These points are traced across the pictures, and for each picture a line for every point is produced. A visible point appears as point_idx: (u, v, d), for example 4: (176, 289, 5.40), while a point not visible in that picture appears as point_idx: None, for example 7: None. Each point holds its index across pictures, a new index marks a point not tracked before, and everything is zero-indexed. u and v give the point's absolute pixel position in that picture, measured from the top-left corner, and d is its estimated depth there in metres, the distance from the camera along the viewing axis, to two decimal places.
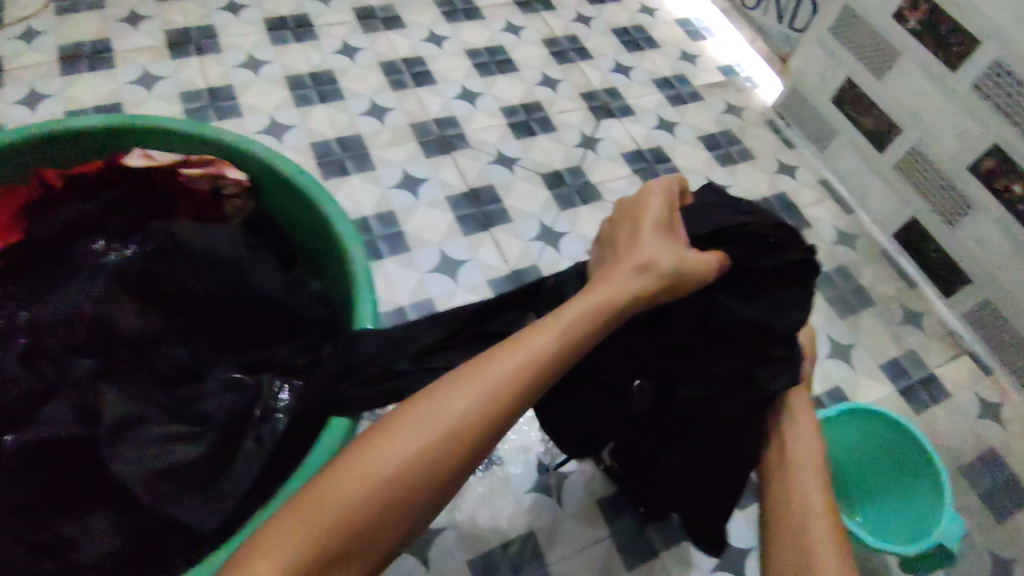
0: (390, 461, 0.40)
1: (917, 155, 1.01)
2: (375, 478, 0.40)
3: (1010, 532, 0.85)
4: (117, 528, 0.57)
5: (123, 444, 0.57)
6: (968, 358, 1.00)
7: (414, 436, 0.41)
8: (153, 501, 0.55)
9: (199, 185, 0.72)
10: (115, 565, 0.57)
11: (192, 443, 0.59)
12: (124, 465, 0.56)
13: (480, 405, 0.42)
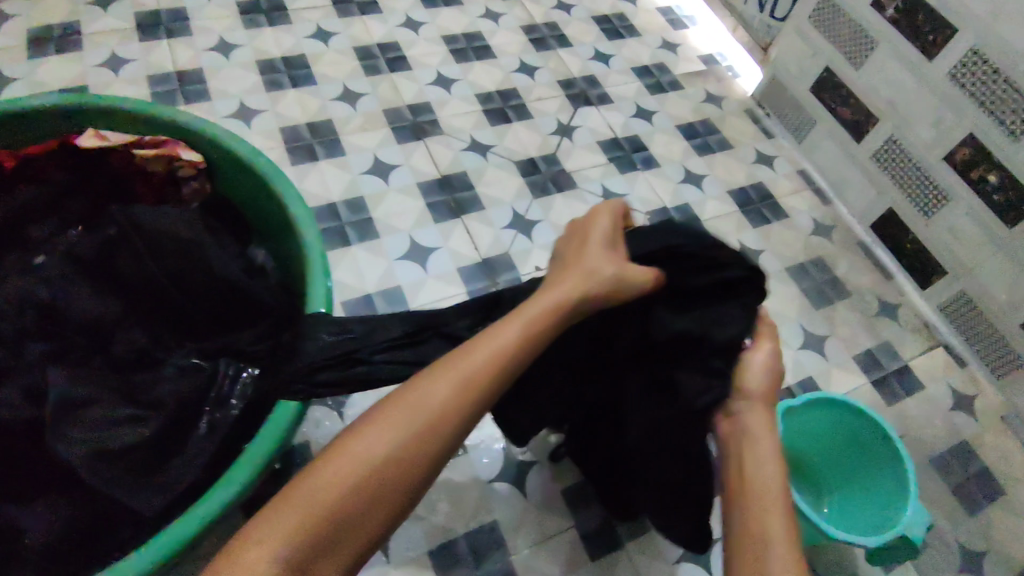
0: (370, 452, 0.41)
1: (894, 144, 1.00)
2: (353, 474, 0.40)
3: (979, 525, 0.85)
4: (62, 514, 0.53)
5: (69, 424, 0.54)
6: (942, 349, 0.99)
7: (392, 426, 0.42)
8: (99, 483, 0.52)
9: (155, 165, 0.70)
10: (55, 555, 0.52)
11: (143, 424, 0.57)
12: (72, 445, 0.53)
13: (452, 396, 0.43)
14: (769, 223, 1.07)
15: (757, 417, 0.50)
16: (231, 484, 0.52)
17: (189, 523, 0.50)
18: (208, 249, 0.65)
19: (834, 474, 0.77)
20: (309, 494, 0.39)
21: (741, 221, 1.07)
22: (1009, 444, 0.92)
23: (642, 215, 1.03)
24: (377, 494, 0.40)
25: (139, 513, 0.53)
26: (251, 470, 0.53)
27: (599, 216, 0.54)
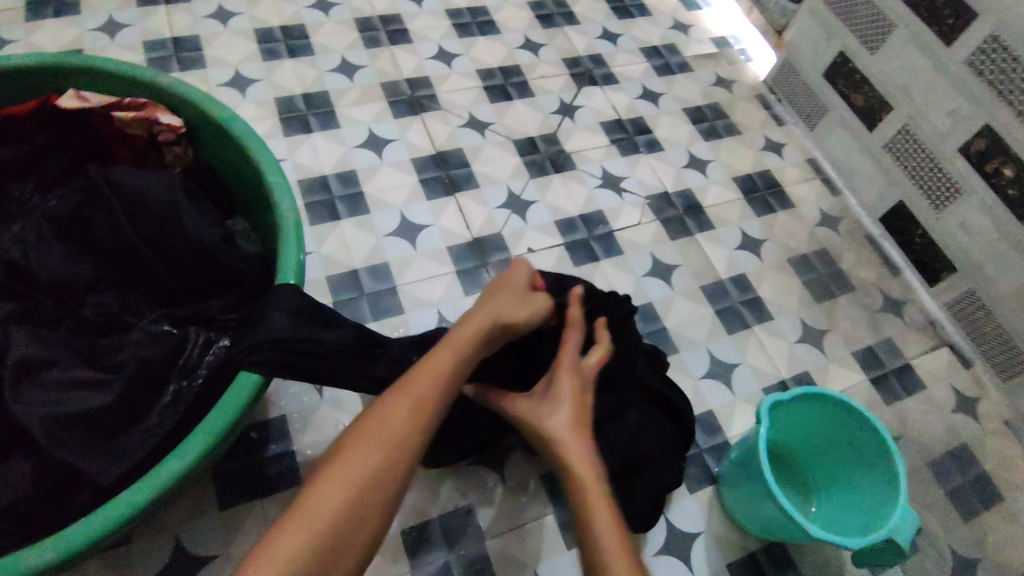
0: (360, 473, 0.44)
1: (908, 134, 0.96)
2: (358, 480, 0.43)
3: (975, 531, 0.82)
4: (18, 479, 0.52)
5: (28, 387, 0.54)
6: (947, 349, 0.96)
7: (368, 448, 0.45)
8: (54, 447, 0.52)
9: (134, 130, 0.69)
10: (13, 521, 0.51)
11: (103, 390, 0.56)
12: (28, 406, 0.52)
13: (410, 421, 0.47)
14: (774, 213, 1.04)
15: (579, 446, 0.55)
16: (187, 453, 0.51)
17: (141, 491, 0.49)
18: (182, 212, 0.63)
19: (824, 472, 0.75)
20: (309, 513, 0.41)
21: (745, 210, 1.03)
22: (1011, 449, 0.88)
23: (641, 199, 1.00)
24: (358, 513, 0.42)
25: (94, 480, 0.52)
26: (208, 439, 0.52)
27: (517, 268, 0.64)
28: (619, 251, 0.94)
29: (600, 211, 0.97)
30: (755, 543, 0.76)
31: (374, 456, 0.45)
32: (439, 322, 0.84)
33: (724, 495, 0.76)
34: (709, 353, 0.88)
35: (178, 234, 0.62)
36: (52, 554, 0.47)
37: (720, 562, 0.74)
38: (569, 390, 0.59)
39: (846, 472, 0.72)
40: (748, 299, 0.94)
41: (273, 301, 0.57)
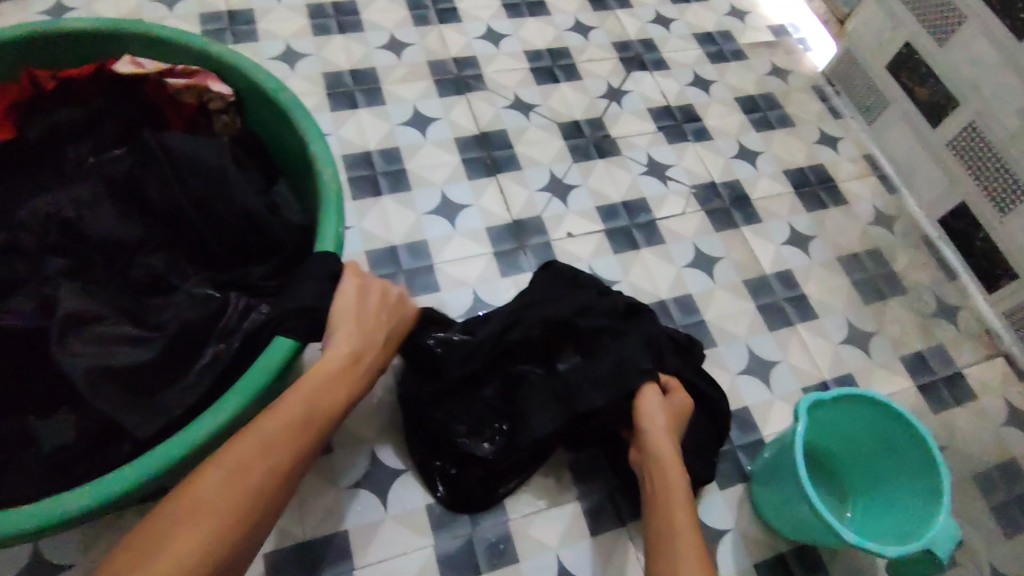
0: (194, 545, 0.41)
1: (974, 131, 0.91)
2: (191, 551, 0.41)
3: (1019, 549, 0.78)
4: (69, 427, 0.55)
5: (75, 340, 0.55)
6: (1001, 359, 0.91)
7: (213, 503, 0.43)
8: (95, 400, 0.53)
9: (185, 97, 0.70)
10: (63, 466, 0.55)
11: (144, 346, 0.57)
12: (73, 359, 0.54)
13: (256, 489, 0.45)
14: (825, 208, 1.00)
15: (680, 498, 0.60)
16: (220, 412, 0.52)
17: (175, 447, 0.50)
18: (230, 179, 0.64)
19: (859, 475, 0.73)
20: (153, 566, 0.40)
21: (794, 204, 1.00)
22: None
23: (686, 188, 0.98)
24: None
25: (131, 433, 0.54)
26: (241, 401, 0.53)
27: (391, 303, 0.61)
28: (661, 240, 0.92)
29: (643, 199, 0.96)
30: (785, 544, 0.74)
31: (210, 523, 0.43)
32: (474, 302, 0.84)
33: (755, 492, 0.74)
34: (748, 349, 0.86)
35: (229, 200, 0.64)
36: (89, 501, 0.48)
37: (746, 561, 0.73)
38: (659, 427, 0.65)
39: (885, 477, 0.70)
40: (792, 296, 0.91)
41: (326, 270, 0.58)
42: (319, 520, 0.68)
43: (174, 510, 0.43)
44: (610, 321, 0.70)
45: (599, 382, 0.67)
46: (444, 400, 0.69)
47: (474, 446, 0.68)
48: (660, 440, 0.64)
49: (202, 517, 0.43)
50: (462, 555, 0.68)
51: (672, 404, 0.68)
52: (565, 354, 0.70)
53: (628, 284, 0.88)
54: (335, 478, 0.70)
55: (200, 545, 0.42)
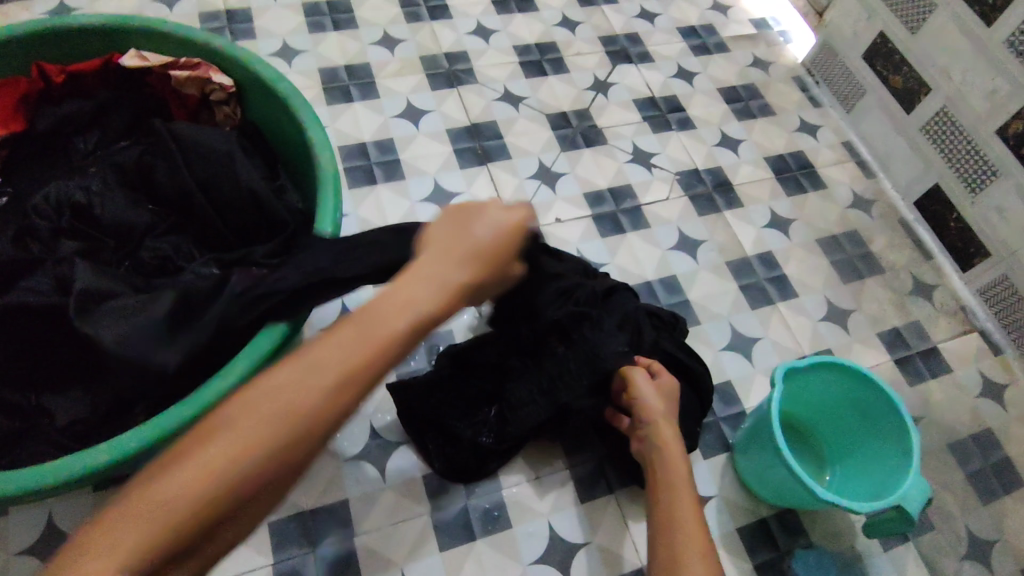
0: (212, 470, 0.36)
1: (946, 116, 0.95)
2: (207, 476, 0.36)
3: (995, 513, 0.81)
4: (87, 398, 0.59)
5: (93, 314, 0.58)
6: (976, 335, 0.95)
7: (243, 426, 0.37)
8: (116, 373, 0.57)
9: (188, 89, 0.73)
10: (84, 430, 0.58)
11: None
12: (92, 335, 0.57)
13: (295, 416, 0.38)
14: (805, 193, 1.04)
15: (682, 482, 0.61)
16: (233, 371, 0.54)
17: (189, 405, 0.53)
18: (236, 163, 0.67)
19: (838, 443, 0.76)
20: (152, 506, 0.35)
21: (775, 188, 1.03)
22: None
23: (670, 174, 1.02)
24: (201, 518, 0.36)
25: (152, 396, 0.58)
26: (253, 360, 0.55)
27: (504, 219, 0.49)
28: (646, 225, 0.96)
29: (629, 185, 0.99)
30: (767, 509, 0.77)
31: (227, 448, 0.37)
32: None
33: (737, 460, 0.77)
34: (731, 327, 0.89)
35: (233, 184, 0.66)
36: (108, 456, 0.51)
37: (731, 526, 0.76)
38: (655, 414, 0.66)
39: (862, 443, 0.73)
40: (773, 276, 0.95)
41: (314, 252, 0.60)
42: (321, 490, 0.71)
43: (204, 426, 0.38)
44: (591, 310, 0.69)
45: (577, 373, 0.68)
46: (438, 394, 0.72)
47: (462, 435, 0.71)
48: (662, 428, 0.66)
49: (221, 442, 0.37)
50: (457, 522, 0.72)
51: (661, 387, 0.69)
52: (552, 347, 0.69)
53: (615, 266, 0.91)
54: (335, 449, 0.73)
55: (216, 470, 0.36)
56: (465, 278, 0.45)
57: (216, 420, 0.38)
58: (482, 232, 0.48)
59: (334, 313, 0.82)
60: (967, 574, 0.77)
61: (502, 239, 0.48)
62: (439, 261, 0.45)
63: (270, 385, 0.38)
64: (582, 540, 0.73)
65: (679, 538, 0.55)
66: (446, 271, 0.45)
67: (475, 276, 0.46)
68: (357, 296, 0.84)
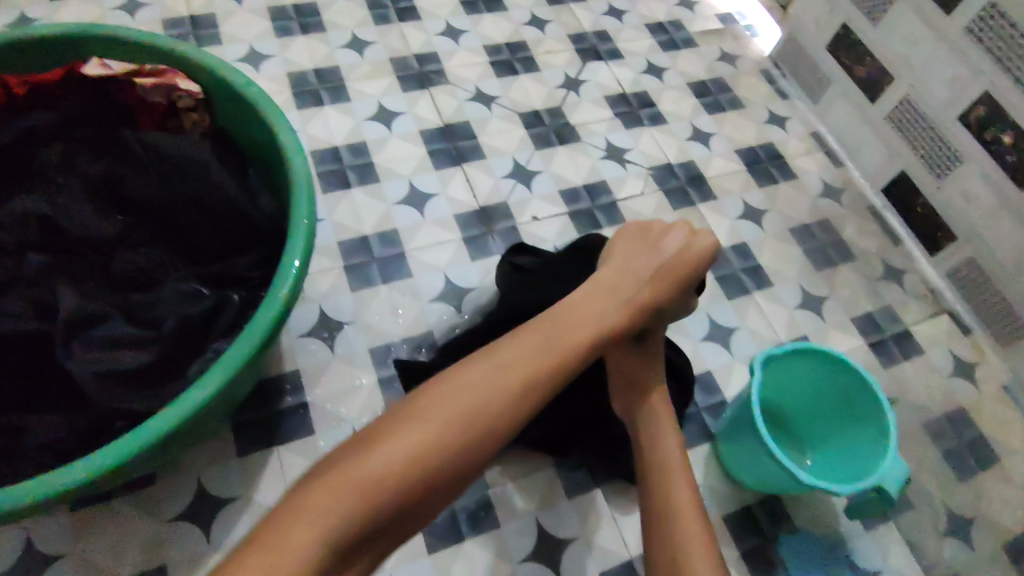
0: (407, 456, 0.44)
1: (909, 104, 0.97)
2: (405, 459, 0.44)
3: (971, 490, 0.83)
4: (64, 420, 0.57)
5: (79, 341, 0.59)
6: (947, 317, 0.97)
7: (439, 415, 0.46)
8: (106, 399, 0.57)
9: (154, 96, 0.71)
10: (59, 452, 0.57)
11: (145, 346, 0.61)
12: (81, 361, 0.58)
13: (496, 410, 0.47)
14: (776, 183, 1.06)
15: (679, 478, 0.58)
16: (207, 384, 0.54)
17: (169, 418, 0.53)
18: (213, 172, 0.67)
19: (817, 428, 0.78)
20: (360, 475, 0.42)
21: (747, 180, 1.05)
22: (1008, 413, 0.90)
23: (644, 169, 1.02)
24: (398, 503, 0.43)
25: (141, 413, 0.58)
26: (227, 373, 0.55)
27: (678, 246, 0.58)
28: (622, 220, 0.96)
29: (604, 181, 1.00)
30: (752, 496, 0.78)
31: (417, 436, 0.45)
32: (446, 285, 0.87)
33: (719, 449, 0.78)
34: (709, 318, 0.90)
35: (209, 194, 0.67)
36: (81, 475, 0.51)
37: (716, 514, 0.77)
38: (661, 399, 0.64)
39: (840, 426, 0.75)
40: (748, 266, 0.96)
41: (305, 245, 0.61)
42: None
43: (411, 398, 0.48)
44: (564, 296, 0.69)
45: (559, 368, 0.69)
46: None
47: None
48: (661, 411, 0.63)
49: (415, 428, 0.45)
50: (445, 524, 0.71)
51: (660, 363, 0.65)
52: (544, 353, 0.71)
53: None
54: (320, 458, 0.73)
55: (407, 458, 0.44)
56: (642, 297, 0.55)
57: (425, 393, 0.48)
58: (665, 257, 0.57)
59: (312, 319, 0.81)
60: (947, 551, 0.79)
61: (667, 267, 0.57)
62: (617, 275, 0.56)
63: (494, 360, 0.49)
64: (570, 536, 0.73)
65: (678, 529, 0.54)
66: (633, 285, 0.55)
67: (650, 296, 0.55)
68: (335, 301, 0.83)
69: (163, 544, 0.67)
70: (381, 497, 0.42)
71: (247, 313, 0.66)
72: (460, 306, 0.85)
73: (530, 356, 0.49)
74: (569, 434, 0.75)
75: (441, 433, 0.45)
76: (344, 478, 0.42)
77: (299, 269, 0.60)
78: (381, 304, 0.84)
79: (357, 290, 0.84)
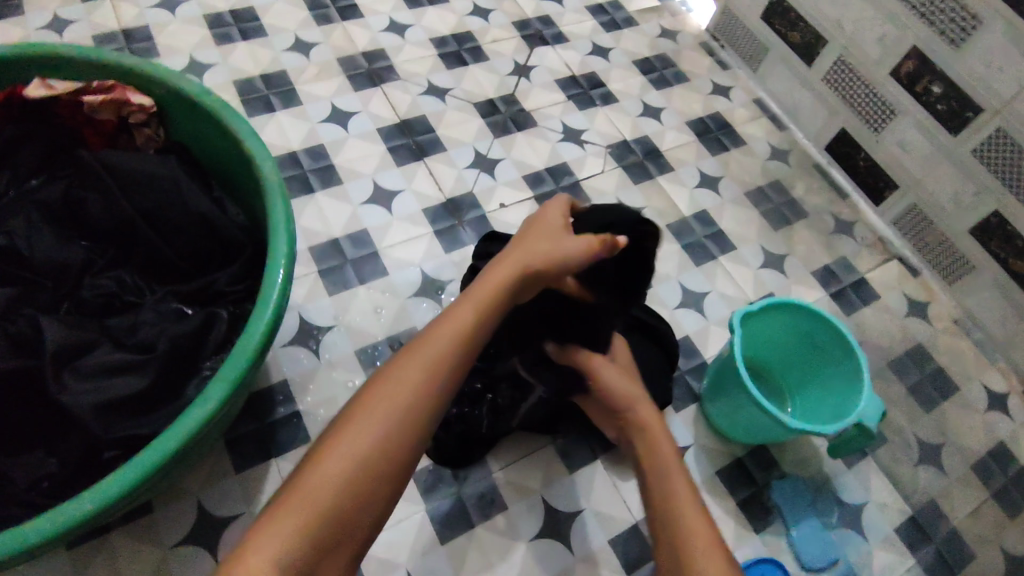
0: (349, 465, 0.43)
1: (843, 64, 1.02)
2: (347, 471, 0.43)
3: (937, 420, 0.89)
4: (58, 454, 0.55)
5: (68, 373, 0.56)
6: (896, 262, 1.03)
7: (376, 423, 0.44)
8: (104, 430, 0.55)
9: (103, 115, 0.69)
10: (53, 487, 0.55)
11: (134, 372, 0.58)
12: (75, 395, 0.55)
13: (414, 408, 0.46)
14: (726, 151, 1.09)
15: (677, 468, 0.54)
16: (208, 401, 0.53)
17: (173, 438, 0.52)
18: (182, 187, 0.66)
19: (795, 378, 0.82)
20: (310, 493, 0.41)
21: (700, 151, 1.08)
22: (961, 344, 0.96)
23: (602, 148, 1.04)
24: (340, 516, 0.42)
25: (144, 439, 0.57)
26: (227, 388, 0.54)
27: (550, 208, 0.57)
28: (587, 199, 0.98)
29: (565, 163, 1.01)
30: (740, 449, 0.82)
31: (355, 451, 0.43)
32: (423, 279, 0.87)
33: (707, 408, 0.81)
34: (680, 285, 0.93)
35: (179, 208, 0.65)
36: (93, 505, 0.49)
37: (710, 470, 0.80)
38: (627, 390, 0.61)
39: (816, 373, 0.79)
40: (711, 233, 1.00)
41: (290, 248, 0.60)
42: None
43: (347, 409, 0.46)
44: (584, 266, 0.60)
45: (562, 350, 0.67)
46: (458, 423, 0.73)
47: (461, 441, 0.73)
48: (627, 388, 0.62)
49: (348, 443, 0.44)
50: (454, 513, 0.72)
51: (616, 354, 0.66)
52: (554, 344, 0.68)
53: None
54: None
55: (347, 467, 0.43)
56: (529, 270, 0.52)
57: (354, 403, 0.46)
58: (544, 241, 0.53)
59: (293, 327, 0.80)
60: (922, 478, 0.84)
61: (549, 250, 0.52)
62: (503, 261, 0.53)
63: (411, 362, 0.47)
64: (577, 508, 0.75)
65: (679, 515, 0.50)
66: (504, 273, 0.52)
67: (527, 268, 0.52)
68: (314, 306, 0.82)
69: (171, 571, 0.65)
70: (346, 504, 0.42)
71: (236, 329, 0.65)
72: (439, 299, 0.86)
73: (440, 346, 0.48)
74: (563, 420, 0.77)
75: (376, 448, 0.44)
76: (301, 500, 0.41)
77: (285, 277, 0.59)
78: (362, 305, 0.83)
79: (334, 293, 0.83)
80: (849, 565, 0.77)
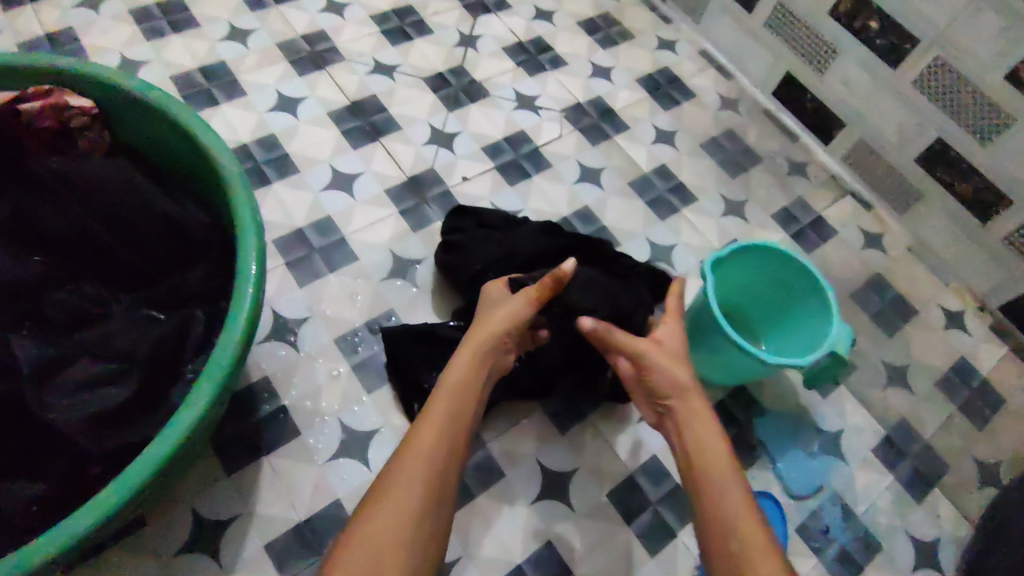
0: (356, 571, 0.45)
1: (783, 9, 1.04)
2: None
3: (900, 342, 0.93)
4: (48, 474, 0.54)
5: (49, 392, 0.56)
6: (849, 197, 1.06)
7: (378, 533, 0.47)
8: (96, 443, 0.55)
9: (42, 120, 0.64)
10: (48, 509, 0.53)
11: (116, 383, 0.58)
12: (61, 412, 0.55)
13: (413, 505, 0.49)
14: (678, 104, 1.11)
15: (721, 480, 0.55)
16: (197, 400, 0.52)
17: (171, 436, 0.51)
18: (142, 189, 0.65)
19: (767, 318, 0.84)
20: None
21: (652, 106, 1.09)
22: (916, 270, 1.01)
23: (557, 112, 1.04)
24: None
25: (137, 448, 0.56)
26: (214, 386, 0.53)
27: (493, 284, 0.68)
28: (548, 164, 0.99)
29: (522, 131, 1.01)
30: (722, 392, 0.84)
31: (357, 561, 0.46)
32: (393, 260, 0.86)
33: None
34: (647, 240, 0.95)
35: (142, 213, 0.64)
36: (94, 518, 0.48)
37: None
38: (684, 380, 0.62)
39: (787, 311, 0.81)
40: (672, 186, 1.01)
41: (261, 238, 0.59)
42: (309, 497, 0.70)
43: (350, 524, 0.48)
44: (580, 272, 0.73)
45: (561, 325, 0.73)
46: None
47: None
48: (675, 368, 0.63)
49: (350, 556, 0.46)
50: None
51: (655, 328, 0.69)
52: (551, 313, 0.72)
53: (530, 210, 0.94)
54: (313, 455, 0.72)
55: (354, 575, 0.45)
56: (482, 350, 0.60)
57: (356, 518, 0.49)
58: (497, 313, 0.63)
59: (267, 323, 0.79)
60: (892, 399, 0.89)
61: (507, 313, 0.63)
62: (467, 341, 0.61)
63: (399, 466, 0.51)
64: (572, 467, 0.76)
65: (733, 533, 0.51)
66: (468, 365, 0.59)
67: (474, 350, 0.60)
68: (286, 300, 0.80)
69: None
70: None
71: (215, 330, 0.63)
72: (412, 278, 0.85)
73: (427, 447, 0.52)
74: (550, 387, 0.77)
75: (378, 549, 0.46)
76: None
77: (258, 271, 0.57)
78: (335, 293, 0.82)
79: (305, 284, 0.82)
80: (833, 489, 0.81)
